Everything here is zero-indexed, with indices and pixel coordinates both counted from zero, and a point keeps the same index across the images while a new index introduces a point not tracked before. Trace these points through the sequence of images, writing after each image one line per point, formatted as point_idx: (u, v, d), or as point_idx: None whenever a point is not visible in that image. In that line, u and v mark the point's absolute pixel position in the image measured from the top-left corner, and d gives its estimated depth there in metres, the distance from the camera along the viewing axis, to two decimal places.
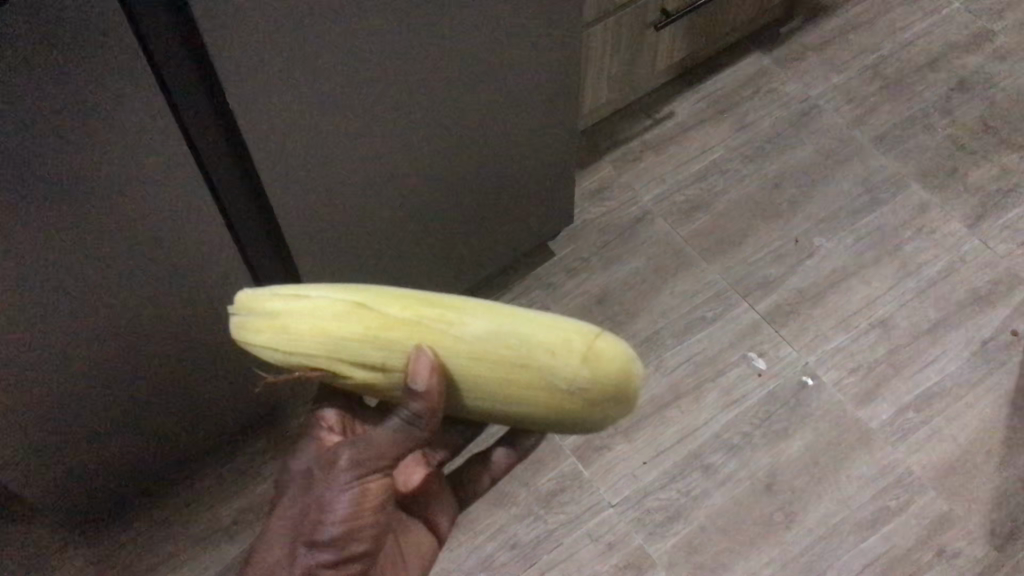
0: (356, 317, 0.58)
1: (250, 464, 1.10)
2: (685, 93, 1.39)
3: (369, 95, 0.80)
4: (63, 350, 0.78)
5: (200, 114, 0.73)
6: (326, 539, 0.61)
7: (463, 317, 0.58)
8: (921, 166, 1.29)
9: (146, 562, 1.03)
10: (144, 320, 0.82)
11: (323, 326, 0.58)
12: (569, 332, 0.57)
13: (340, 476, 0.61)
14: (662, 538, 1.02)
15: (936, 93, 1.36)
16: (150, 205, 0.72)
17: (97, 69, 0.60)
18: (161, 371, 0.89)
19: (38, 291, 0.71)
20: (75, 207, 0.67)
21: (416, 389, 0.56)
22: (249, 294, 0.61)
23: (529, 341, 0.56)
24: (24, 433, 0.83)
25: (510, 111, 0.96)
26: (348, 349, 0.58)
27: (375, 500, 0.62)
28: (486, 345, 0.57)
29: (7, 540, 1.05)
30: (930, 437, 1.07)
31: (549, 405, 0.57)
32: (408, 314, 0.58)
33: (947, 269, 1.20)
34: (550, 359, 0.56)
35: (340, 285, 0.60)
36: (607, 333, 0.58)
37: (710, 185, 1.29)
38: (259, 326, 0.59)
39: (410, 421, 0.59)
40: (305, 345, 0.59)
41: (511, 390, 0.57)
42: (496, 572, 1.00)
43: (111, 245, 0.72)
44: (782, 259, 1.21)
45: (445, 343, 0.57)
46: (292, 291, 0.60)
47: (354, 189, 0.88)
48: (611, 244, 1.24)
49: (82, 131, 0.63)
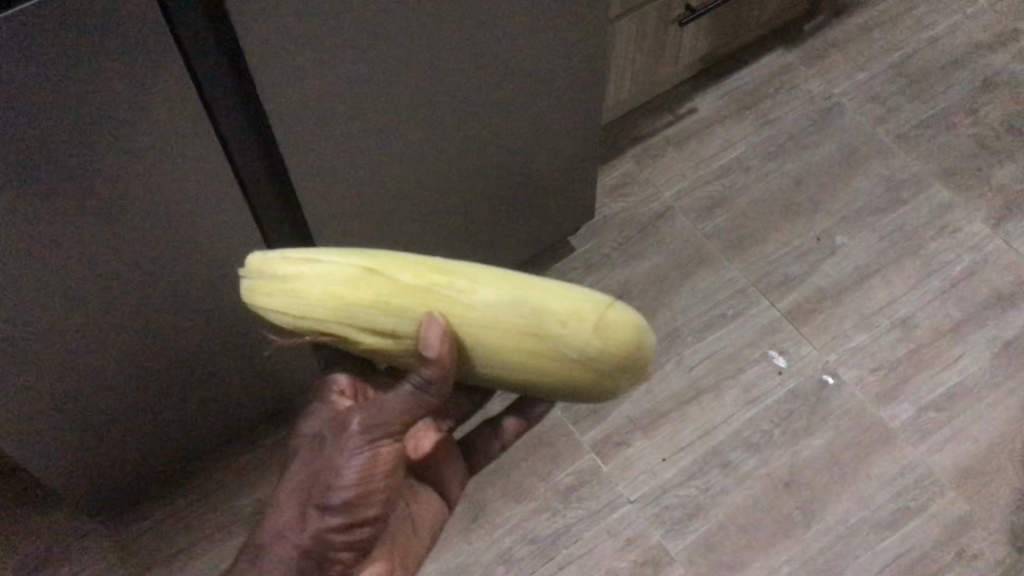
0: (366, 283, 0.57)
1: (270, 454, 1.10)
2: (707, 88, 1.39)
3: (395, 85, 0.80)
4: (76, 337, 0.78)
5: (225, 94, 0.73)
6: (335, 505, 0.60)
7: (474, 283, 0.56)
8: (944, 164, 1.28)
9: (167, 550, 1.04)
10: (158, 309, 0.82)
11: (335, 292, 0.57)
12: (583, 301, 0.56)
13: (351, 442, 0.59)
14: (681, 534, 1.02)
15: (961, 91, 1.35)
16: (159, 193, 0.71)
17: (127, 56, 0.61)
18: (175, 362, 0.89)
19: (63, 274, 0.72)
20: (70, 195, 0.66)
21: (428, 357, 0.55)
22: (258, 256, 0.59)
23: (541, 310, 0.55)
24: (30, 421, 0.83)
25: (536, 103, 0.95)
26: (358, 315, 0.57)
27: (386, 467, 0.60)
28: (498, 313, 0.55)
29: (29, 524, 1.05)
30: (950, 438, 1.06)
31: (559, 373, 0.57)
32: (420, 280, 0.56)
33: (970, 268, 1.19)
34: (562, 330, 0.55)
35: (350, 249, 0.59)
36: (620, 301, 0.57)
37: (731, 182, 1.28)
38: (268, 290, 0.58)
39: (424, 389, 0.56)
40: (315, 310, 0.57)
41: (521, 358, 0.56)
42: (514, 566, 1.01)
43: (123, 231, 0.72)
44: (804, 257, 1.21)
45: (456, 311, 0.56)
46: (301, 254, 0.58)
47: (376, 180, 0.88)
48: (632, 240, 1.23)
49: (75, 118, 0.62)
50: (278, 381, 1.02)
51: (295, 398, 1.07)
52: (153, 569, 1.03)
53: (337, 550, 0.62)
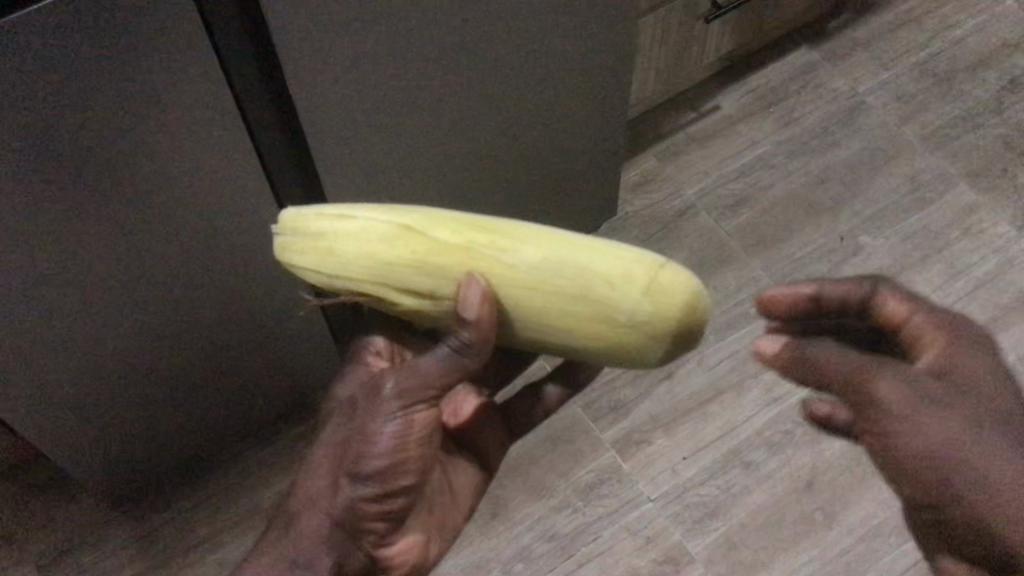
0: (403, 241, 0.56)
1: (292, 446, 1.10)
2: (731, 86, 1.38)
3: (423, 78, 0.80)
4: (93, 329, 0.78)
5: (252, 79, 0.72)
6: (369, 472, 0.59)
7: (515, 242, 0.56)
8: (970, 165, 1.27)
9: (187, 541, 1.04)
10: (174, 301, 0.81)
11: (369, 251, 0.56)
12: (631, 262, 0.55)
13: (385, 406, 0.59)
14: (701, 534, 1.01)
15: (987, 91, 1.34)
16: (176, 184, 0.71)
17: (157, 50, 0.62)
18: (192, 353, 0.88)
19: (89, 265, 0.72)
20: (87, 186, 0.66)
21: (467, 319, 0.54)
22: (291, 213, 0.59)
23: (587, 271, 0.54)
24: (46, 411, 0.83)
25: (562, 98, 0.95)
26: (393, 275, 0.57)
27: (421, 433, 0.60)
28: (541, 274, 0.55)
29: (50, 513, 1.06)
30: None
31: (607, 338, 0.56)
32: (459, 240, 0.56)
33: (996, 270, 1.18)
34: (614, 294, 0.54)
35: (386, 206, 0.58)
36: (673, 263, 0.55)
37: (755, 180, 1.28)
38: (300, 247, 0.58)
39: (462, 352, 0.57)
40: (349, 269, 0.57)
41: (564, 321, 0.56)
42: (533, 563, 1.00)
43: (144, 223, 0.72)
44: (827, 257, 1.20)
45: (497, 272, 0.55)
46: (336, 211, 0.58)
47: (400, 171, 0.88)
48: (654, 237, 1.23)
49: (91, 108, 0.62)
50: (297, 368, 1.02)
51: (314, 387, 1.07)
52: (174, 561, 1.03)
53: (370, 520, 0.62)
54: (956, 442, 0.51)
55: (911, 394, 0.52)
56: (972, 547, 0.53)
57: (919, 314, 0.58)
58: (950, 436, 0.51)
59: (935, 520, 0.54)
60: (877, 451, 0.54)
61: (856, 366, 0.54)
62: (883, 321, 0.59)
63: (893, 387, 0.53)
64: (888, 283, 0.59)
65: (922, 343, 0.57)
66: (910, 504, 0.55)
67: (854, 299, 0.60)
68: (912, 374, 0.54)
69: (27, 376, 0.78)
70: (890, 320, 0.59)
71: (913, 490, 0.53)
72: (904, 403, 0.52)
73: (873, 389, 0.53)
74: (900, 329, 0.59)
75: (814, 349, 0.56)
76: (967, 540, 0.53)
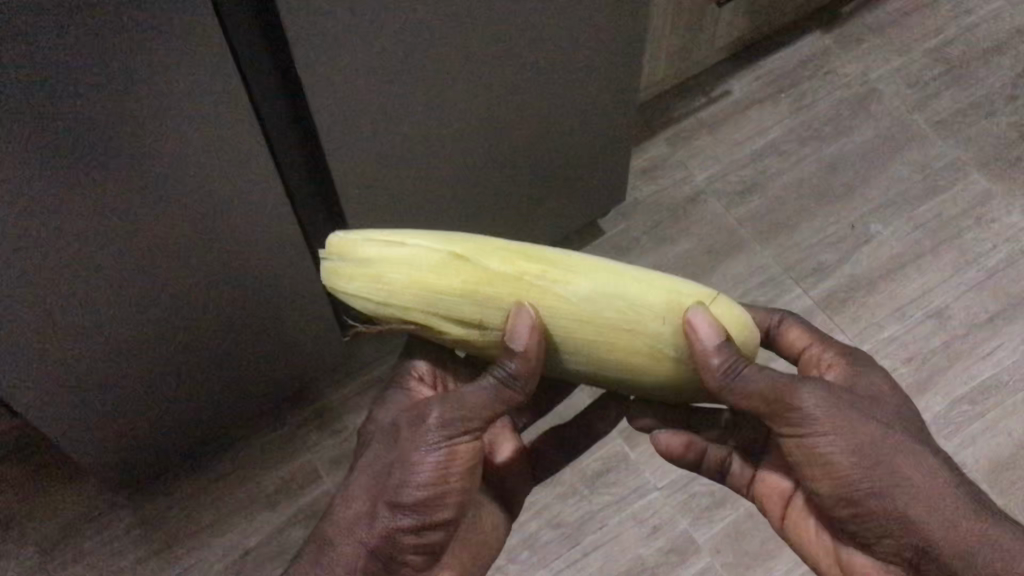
0: (452, 270, 0.60)
1: (297, 432, 1.10)
2: (742, 70, 1.36)
3: (433, 63, 0.79)
4: (99, 315, 0.77)
5: (252, 43, 0.71)
6: (408, 504, 0.59)
7: (566, 273, 0.61)
8: (983, 153, 1.26)
9: (192, 526, 1.04)
10: (175, 286, 0.80)
11: (418, 278, 0.60)
12: (684, 297, 0.61)
13: (427, 436, 0.59)
14: (708, 523, 1.01)
15: (1001, 78, 1.33)
16: (176, 167, 0.69)
17: (164, 31, 0.60)
18: (193, 339, 0.87)
19: (95, 251, 0.71)
20: (84, 168, 0.64)
21: (515, 349, 0.58)
22: (339, 238, 0.62)
23: (641, 307, 0.60)
24: (45, 398, 0.82)
25: (573, 82, 0.94)
26: (440, 302, 0.60)
27: (462, 467, 0.60)
28: (594, 306, 0.60)
29: (54, 496, 1.05)
30: (984, 431, 1.05)
31: (655, 369, 0.62)
32: (509, 268, 0.60)
33: (1008, 259, 1.17)
34: (667, 326, 0.60)
35: (434, 234, 0.62)
36: (722, 298, 0.63)
37: (765, 167, 1.26)
38: (348, 273, 0.61)
39: (508, 384, 0.59)
40: (398, 296, 0.61)
41: (615, 354, 0.61)
42: (539, 551, 1.00)
43: (145, 207, 0.70)
44: (838, 245, 1.19)
45: (548, 302, 0.60)
46: (386, 238, 0.61)
47: (409, 156, 0.87)
48: (663, 223, 1.22)
49: (88, 84, 0.60)
50: (300, 353, 1.01)
51: (319, 371, 1.07)
52: (177, 546, 1.02)
53: (405, 553, 0.61)
54: (878, 440, 0.56)
55: (833, 402, 0.57)
56: (883, 541, 0.57)
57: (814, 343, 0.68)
58: (871, 435, 0.56)
59: (848, 515, 0.58)
60: (800, 458, 0.58)
61: (779, 382, 0.57)
62: (788, 347, 0.70)
63: (818, 399, 0.57)
64: (793, 317, 0.71)
65: (820, 364, 0.66)
66: (829, 504, 0.59)
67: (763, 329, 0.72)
68: (831, 388, 0.58)
69: (25, 364, 0.76)
70: (792, 347, 0.70)
71: (835, 488, 0.58)
72: (830, 412, 0.56)
73: (798, 402, 0.56)
74: (802, 353, 0.69)
75: (740, 368, 0.58)
76: (876, 533, 0.57)
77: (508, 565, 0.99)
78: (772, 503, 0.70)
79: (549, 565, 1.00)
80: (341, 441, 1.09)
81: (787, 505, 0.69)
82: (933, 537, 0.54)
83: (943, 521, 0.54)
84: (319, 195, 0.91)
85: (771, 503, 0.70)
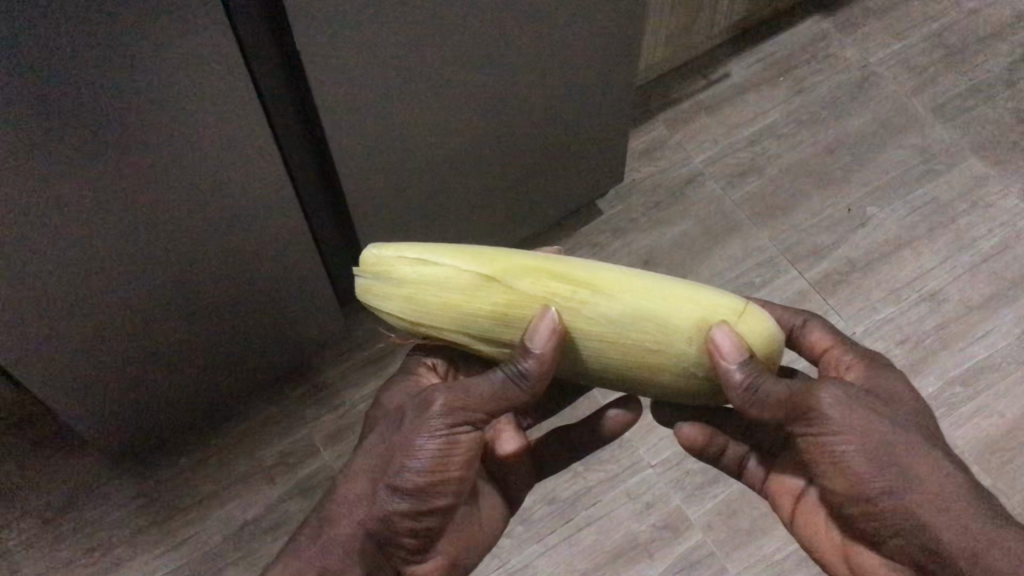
0: (483, 292, 0.61)
1: (296, 408, 1.12)
2: (742, 53, 1.37)
3: (433, 42, 0.80)
4: (102, 289, 0.78)
5: (250, 18, 0.71)
6: (406, 487, 0.60)
7: (596, 293, 0.62)
8: (980, 138, 1.26)
9: (190, 499, 1.05)
10: (174, 259, 0.81)
11: (451, 301, 0.61)
12: (712, 315, 0.62)
13: (430, 423, 0.59)
14: (700, 500, 1.03)
15: (1000, 64, 1.33)
16: (172, 140, 0.70)
17: (168, 9, 0.62)
18: (191, 312, 0.88)
19: (95, 225, 0.72)
20: (83, 138, 0.65)
21: (533, 350, 0.58)
22: (373, 255, 0.62)
23: (667, 327, 0.61)
24: (43, 369, 0.82)
25: (572, 63, 0.95)
26: (472, 323, 0.62)
27: (460, 456, 0.61)
28: (621, 328, 0.62)
29: (53, 469, 1.06)
30: (976, 413, 1.06)
31: (678, 382, 0.64)
32: (540, 290, 0.61)
33: (1003, 244, 1.18)
34: (693, 346, 0.62)
35: (465, 251, 0.62)
36: (751, 309, 0.63)
37: (763, 149, 1.27)
38: (383, 292, 0.62)
39: (517, 379, 0.59)
40: (431, 317, 0.62)
41: (640, 370, 0.63)
42: (533, 525, 1.02)
43: (143, 181, 0.71)
44: (834, 227, 1.20)
45: (577, 323, 0.62)
46: (420, 255, 0.62)
47: (408, 134, 0.88)
48: (660, 205, 1.23)
49: (88, 56, 0.61)
50: (297, 327, 1.02)
51: (315, 348, 1.08)
52: (176, 519, 1.04)
53: (400, 536, 0.61)
54: (887, 439, 0.56)
55: (853, 407, 0.57)
56: (891, 540, 0.58)
57: (837, 344, 0.69)
58: (886, 438, 0.57)
59: (859, 513, 0.59)
60: (814, 458, 0.59)
61: (799, 391, 0.58)
62: (810, 348, 0.71)
63: (838, 404, 0.57)
64: (817, 320, 0.71)
65: (842, 365, 0.67)
66: (840, 503, 0.60)
67: (786, 329, 0.72)
68: (853, 393, 0.58)
69: (25, 334, 0.77)
70: (814, 349, 0.70)
71: (845, 486, 0.58)
72: (848, 415, 0.57)
73: (817, 406, 0.57)
74: (823, 356, 0.69)
75: (762, 382, 0.59)
76: (886, 531, 0.57)
77: (503, 539, 1.01)
78: (784, 498, 0.71)
79: (543, 539, 1.01)
80: (339, 416, 1.11)
81: (799, 501, 0.69)
82: (941, 536, 0.54)
83: (952, 517, 0.54)
84: (318, 170, 0.91)
85: (784, 499, 0.71)
